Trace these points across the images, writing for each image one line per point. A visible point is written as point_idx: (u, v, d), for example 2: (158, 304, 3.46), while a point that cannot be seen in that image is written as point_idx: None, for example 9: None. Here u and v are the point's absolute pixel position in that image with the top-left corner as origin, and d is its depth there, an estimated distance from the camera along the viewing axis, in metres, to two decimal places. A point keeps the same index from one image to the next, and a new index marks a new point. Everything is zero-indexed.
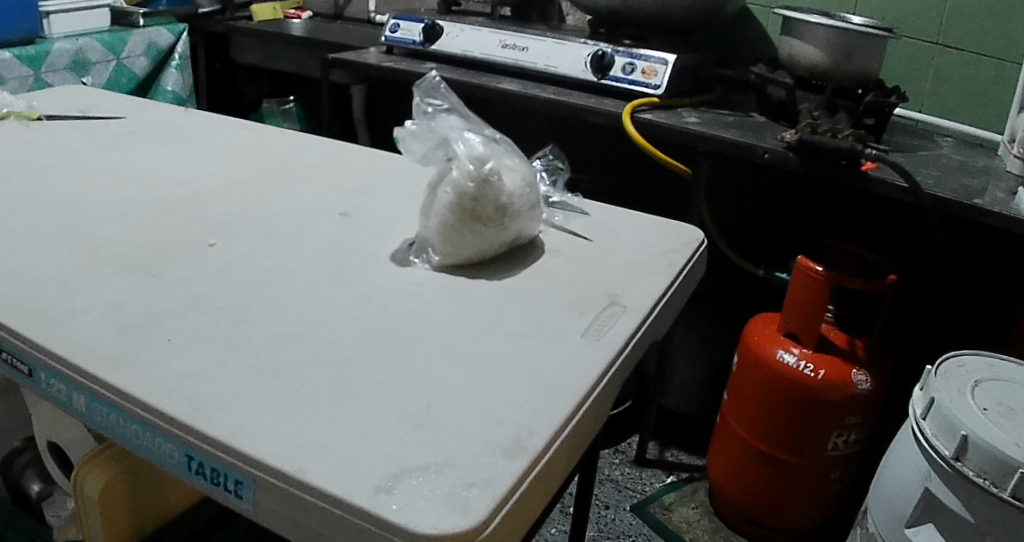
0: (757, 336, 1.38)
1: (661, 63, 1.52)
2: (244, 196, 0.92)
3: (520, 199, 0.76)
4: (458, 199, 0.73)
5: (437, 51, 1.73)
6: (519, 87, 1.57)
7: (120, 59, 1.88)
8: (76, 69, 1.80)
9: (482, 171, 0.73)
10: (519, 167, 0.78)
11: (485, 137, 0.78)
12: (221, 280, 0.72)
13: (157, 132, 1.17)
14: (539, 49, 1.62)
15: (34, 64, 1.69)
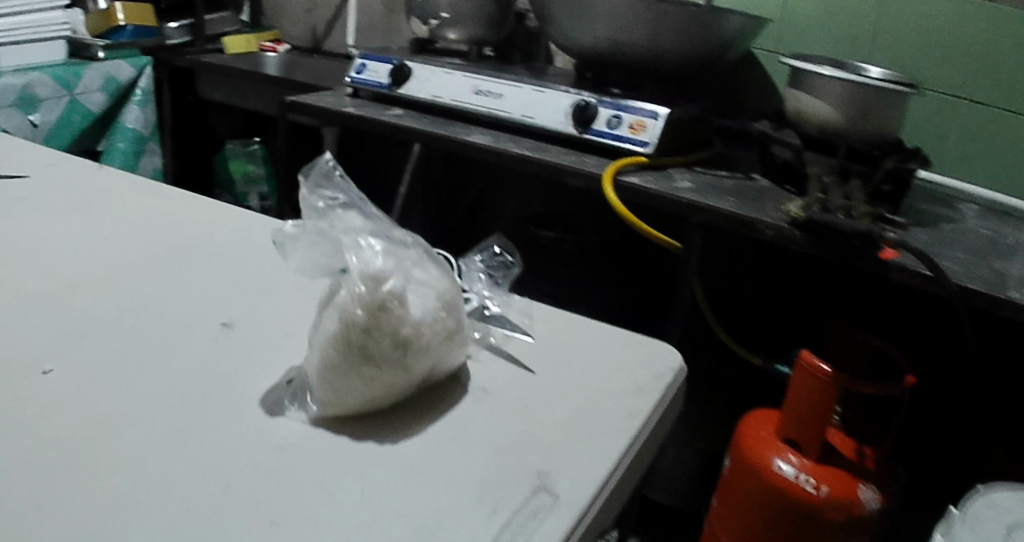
0: (751, 439, 1.20)
1: (652, 117, 1.33)
2: (122, 278, 0.72)
3: (432, 327, 0.57)
4: (344, 331, 0.54)
5: (401, 95, 1.52)
6: (489, 140, 1.39)
7: (74, 95, 1.63)
8: (24, 105, 1.55)
9: (377, 293, 0.54)
10: (436, 280, 0.60)
11: (392, 240, 0.60)
12: (29, 434, 0.53)
13: (40, 188, 0.97)
14: (515, 98, 1.43)
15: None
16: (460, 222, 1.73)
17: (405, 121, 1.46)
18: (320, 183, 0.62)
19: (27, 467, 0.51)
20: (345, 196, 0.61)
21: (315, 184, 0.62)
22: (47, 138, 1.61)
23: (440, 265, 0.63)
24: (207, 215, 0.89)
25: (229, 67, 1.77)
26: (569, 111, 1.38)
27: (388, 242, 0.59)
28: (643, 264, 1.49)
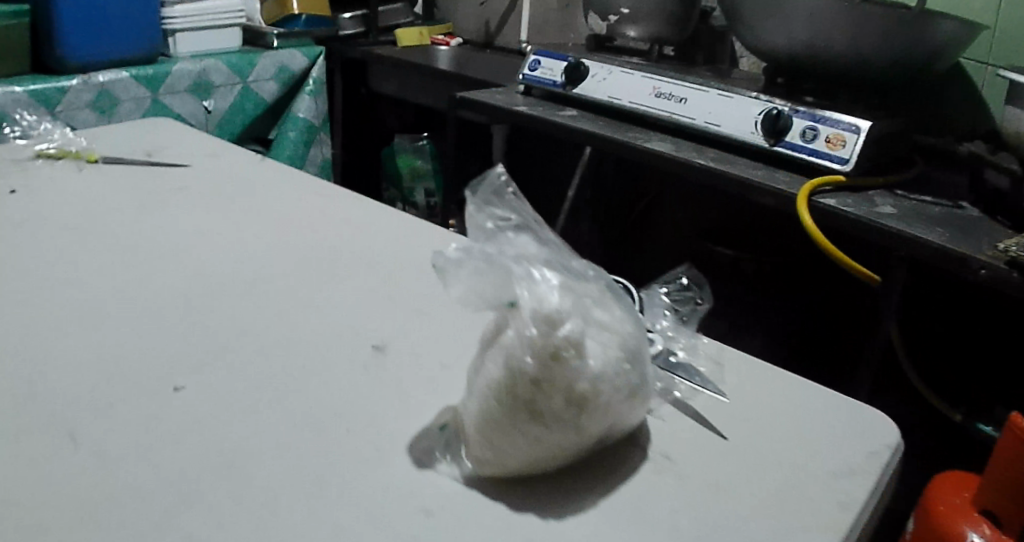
0: (943, 506, 0.91)
1: (851, 130, 1.16)
2: (266, 287, 0.68)
3: (613, 382, 0.47)
4: (509, 380, 0.46)
5: (578, 96, 1.43)
6: (672, 148, 1.26)
7: (247, 83, 1.66)
8: (197, 92, 1.59)
9: (552, 338, 0.45)
10: (621, 324, 0.50)
11: (568, 274, 0.50)
12: (153, 461, 0.49)
13: (211, 188, 0.96)
14: (699, 103, 1.30)
15: (153, 85, 1.51)
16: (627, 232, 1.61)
17: (582, 123, 1.37)
18: (489, 201, 0.53)
19: (146, 503, 0.47)
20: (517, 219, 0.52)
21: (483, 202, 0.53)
22: (219, 125, 1.65)
23: (625, 304, 0.53)
24: (361, 223, 0.84)
25: (399, 59, 1.74)
26: (759, 120, 1.24)
27: (564, 276, 0.50)
28: (833, 294, 1.32)
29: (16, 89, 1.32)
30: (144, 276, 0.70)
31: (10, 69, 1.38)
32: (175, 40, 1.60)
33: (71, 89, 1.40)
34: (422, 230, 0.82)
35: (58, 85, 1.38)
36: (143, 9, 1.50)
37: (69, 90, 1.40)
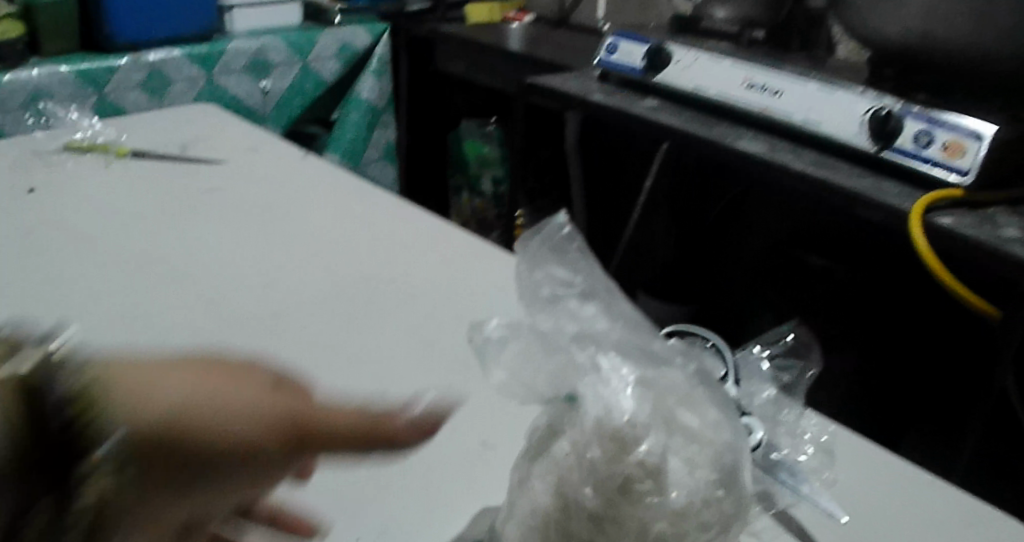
0: None
1: (974, 135, 0.87)
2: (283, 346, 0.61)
3: (698, 517, 0.35)
4: (561, 517, 0.36)
5: (660, 84, 1.18)
6: (765, 147, 1.01)
7: (307, 62, 1.57)
8: (255, 71, 1.50)
9: (621, 462, 0.34)
10: (713, 427, 0.37)
11: (645, 361, 0.39)
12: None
13: (246, 192, 0.89)
14: (796, 97, 1.03)
15: (209, 64, 1.43)
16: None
17: (659, 114, 1.13)
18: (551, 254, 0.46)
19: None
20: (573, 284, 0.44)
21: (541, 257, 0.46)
22: (277, 107, 1.56)
23: (717, 394, 0.40)
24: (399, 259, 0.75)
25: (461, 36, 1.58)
26: (866, 121, 0.96)
27: (641, 367, 0.38)
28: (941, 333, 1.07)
29: (62, 69, 1.26)
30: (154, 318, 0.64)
31: (64, 46, 1.32)
32: (231, 16, 1.52)
33: (123, 69, 1.32)
34: (469, 268, 0.73)
35: (109, 64, 1.31)
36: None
37: (121, 70, 1.32)
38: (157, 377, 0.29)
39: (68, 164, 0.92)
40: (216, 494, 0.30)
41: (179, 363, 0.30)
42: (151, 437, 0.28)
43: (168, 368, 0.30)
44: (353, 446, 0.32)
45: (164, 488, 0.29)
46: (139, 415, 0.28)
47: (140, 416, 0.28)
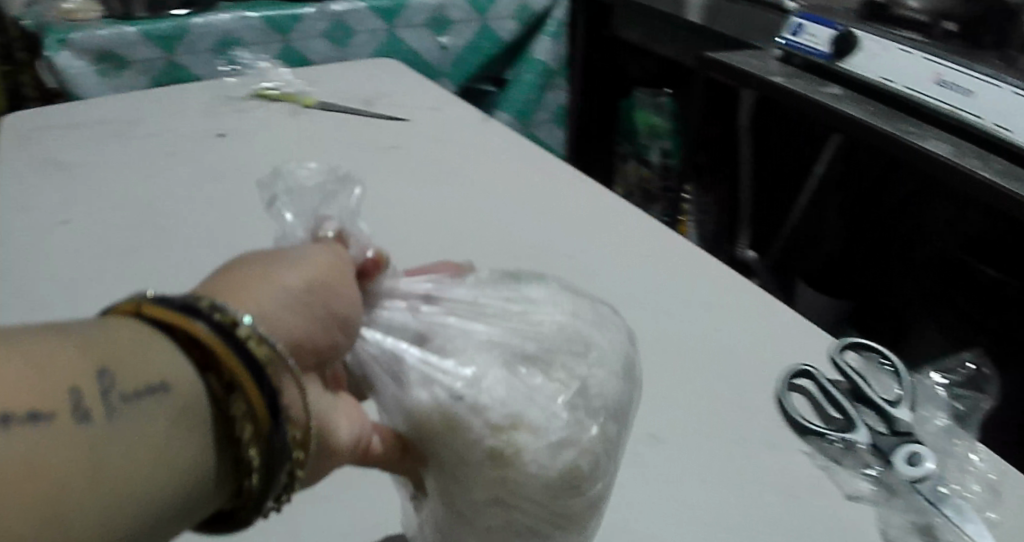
0: None
1: None
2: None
3: (588, 402, 0.40)
4: (466, 519, 0.41)
5: (839, 68, 0.97)
6: (950, 150, 0.82)
7: (484, 20, 1.39)
8: (434, 27, 1.35)
9: (480, 434, 0.38)
10: (576, 347, 0.42)
11: (477, 306, 0.42)
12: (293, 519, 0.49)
13: (422, 149, 0.93)
14: (991, 98, 0.82)
15: (389, 16, 1.29)
16: (858, 242, 1.22)
17: (841, 100, 0.93)
18: (283, 179, 0.45)
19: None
20: (317, 205, 0.43)
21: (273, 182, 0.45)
22: (455, 61, 1.40)
23: (577, 304, 0.44)
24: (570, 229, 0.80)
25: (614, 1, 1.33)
26: None
27: (473, 317, 0.41)
28: None
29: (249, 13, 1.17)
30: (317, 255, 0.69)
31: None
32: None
33: (307, 17, 1.22)
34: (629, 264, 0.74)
35: (292, 12, 1.21)
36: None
37: (303, 18, 1.22)
38: (275, 269, 0.34)
39: (262, 109, 1.00)
40: (347, 325, 0.35)
41: (278, 259, 0.34)
42: (262, 302, 0.32)
43: (238, 270, 0.33)
44: (353, 328, 0.36)
45: (322, 345, 0.34)
46: (250, 294, 0.32)
47: (267, 300, 0.32)
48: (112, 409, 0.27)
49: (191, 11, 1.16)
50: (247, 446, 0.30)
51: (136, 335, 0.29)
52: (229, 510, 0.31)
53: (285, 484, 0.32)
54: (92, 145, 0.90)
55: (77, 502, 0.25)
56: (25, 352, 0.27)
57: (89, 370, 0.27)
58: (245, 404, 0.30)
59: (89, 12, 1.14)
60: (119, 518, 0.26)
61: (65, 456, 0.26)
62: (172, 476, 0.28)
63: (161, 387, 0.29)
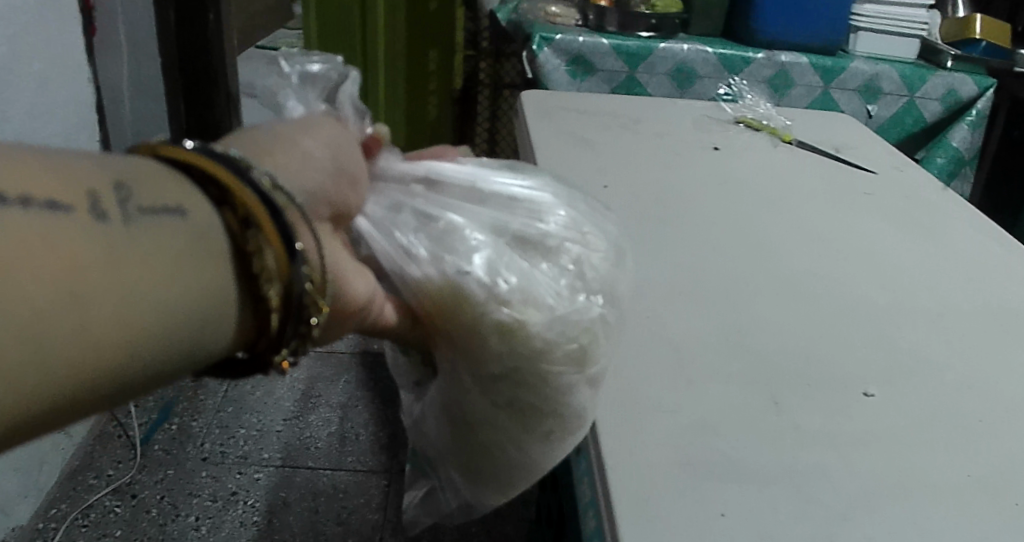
0: None
1: None
2: (909, 327, 0.61)
3: (580, 273, 0.41)
4: (465, 401, 0.42)
5: None
6: None
7: (912, 97, 1.25)
8: (864, 95, 1.25)
9: (489, 309, 0.38)
10: (572, 230, 0.41)
11: (475, 190, 0.42)
12: (754, 450, 0.47)
13: (895, 204, 0.87)
14: None
15: (827, 75, 1.24)
16: None
17: None
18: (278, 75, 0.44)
19: (768, 534, 0.42)
20: (319, 95, 0.43)
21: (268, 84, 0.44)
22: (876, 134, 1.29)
23: (567, 192, 0.44)
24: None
25: None
26: None
27: (466, 195, 0.41)
28: None
29: (707, 47, 1.25)
30: (767, 258, 0.70)
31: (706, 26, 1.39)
32: (854, 37, 1.28)
33: (755, 61, 1.25)
34: None
35: (745, 54, 1.25)
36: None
37: (753, 61, 1.25)
38: (284, 132, 0.35)
39: (743, 134, 1.07)
40: (354, 174, 0.36)
41: (289, 123, 0.36)
42: (251, 146, 0.34)
43: (261, 134, 0.34)
44: (357, 184, 0.37)
45: (331, 192, 0.35)
46: (273, 152, 0.33)
47: (282, 156, 0.33)
48: (130, 216, 0.28)
49: (655, 36, 1.30)
50: (266, 284, 0.31)
51: (170, 175, 0.31)
52: (242, 358, 0.32)
53: (303, 332, 0.32)
54: (606, 130, 1.03)
55: (117, 311, 0.27)
56: (68, 176, 0.28)
57: (111, 185, 0.29)
58: (262, 239, 0.30)
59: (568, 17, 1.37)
60: (152, 336, 0.28)
61: (101, 251, 0.27)
62: (196, 308, 0.29)
63: (176, 211, 0.29)
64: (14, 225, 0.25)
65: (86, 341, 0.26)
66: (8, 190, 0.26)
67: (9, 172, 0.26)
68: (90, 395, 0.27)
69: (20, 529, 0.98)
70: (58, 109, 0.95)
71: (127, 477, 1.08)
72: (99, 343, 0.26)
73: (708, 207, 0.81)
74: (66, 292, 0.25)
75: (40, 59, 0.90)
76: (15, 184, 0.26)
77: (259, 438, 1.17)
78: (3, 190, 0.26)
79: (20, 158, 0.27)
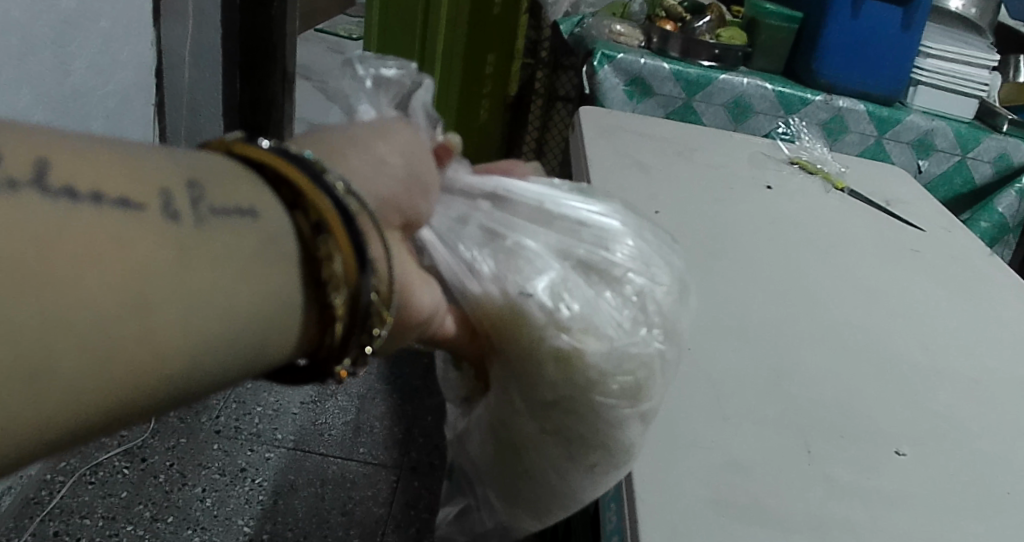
0: None
1: None
2: (944, 392, 0.61)
3: (641, 307, 0.41)
4: (514, 422, 0.43)
5: None
6: None
7: (964, 157, 1.24)
8: (917, 150, 1.25)
9: (549, 334, 0.40)
10: (638, 262, 0.42)
11: (543, 210, 0.42)
12: (781, 495, 0.48)
13: (941, 264, 0.87)
14: None
15: (882, 126, 1.24)
16: None
17: None
18: (350, 76, 0.45)
19: None
20: (391, 101, 0.44)
21: (340, 87, 0.44)
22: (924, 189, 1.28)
23: (636, 220, 0.45)
24: None
25: None
26: None
27: (533, 215, 0.42)
28: None
29: (766, 84, 1.25)
30: (809, 304, 0.70)
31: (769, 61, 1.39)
32: (914, 90, 1.27)
33: (813, 103, 1.24)
34: None
35: (803, 94, 1.25)
36: (916, 37, 1.21)
37: (811, 103, 1.25)
38: (358, 138, 0.36)
39: (797, 177, 1.07)
40: (427, 182, 0.37)
41: (363, 127, 0.36)
42: (320, 148, 0.35)
43: (335, 137, 0.35)
44: (428, 193, 0.38)
45: (402, 201, 0.36)
46: (344, 152, 0.35)
47: (356, 167, 0.35)
48: (200, 215, 0.30)
49: (716, 66, 1.30)
50: (333, 291, 0.32)
51: (239, 172, 0.33)
52: (302, 365, 0.34)
53: (365, 341, 0.33)
54: (661, 155, 1.04)
55: (176, 307, 0.28)
56: (138, 172, 0.30)
57: (181, 182, 0.30)
58: (332, 245, 0.32)
59: (631, 37, 1.37)
60: (205, 336, 0.29)
61: (164, 245, 0.28)
62: (251, 308, 0.30)
63: (247, 212, 0.31)
64: (82, 220, 0.27)
65: (148, 342, 0.27)
66: (80, 184, 0.27)
67: (81, 166, 0.28)
68: (140, 391, 0.28)
69: (28, 478, 1.02)
70: (119, 69, 0.98)
71: (138, 440, 1.11)
72: (153, 337, 0.28)
73: (753, 246, 0.81)
74: (126, 287, 0.27)
75: (108, 19, 0.93)
76: (85, 178, 0.28)
77: (274, 418, 1.19)
78: (75, 184, 0.27)
79: (93, 153, 0.29)
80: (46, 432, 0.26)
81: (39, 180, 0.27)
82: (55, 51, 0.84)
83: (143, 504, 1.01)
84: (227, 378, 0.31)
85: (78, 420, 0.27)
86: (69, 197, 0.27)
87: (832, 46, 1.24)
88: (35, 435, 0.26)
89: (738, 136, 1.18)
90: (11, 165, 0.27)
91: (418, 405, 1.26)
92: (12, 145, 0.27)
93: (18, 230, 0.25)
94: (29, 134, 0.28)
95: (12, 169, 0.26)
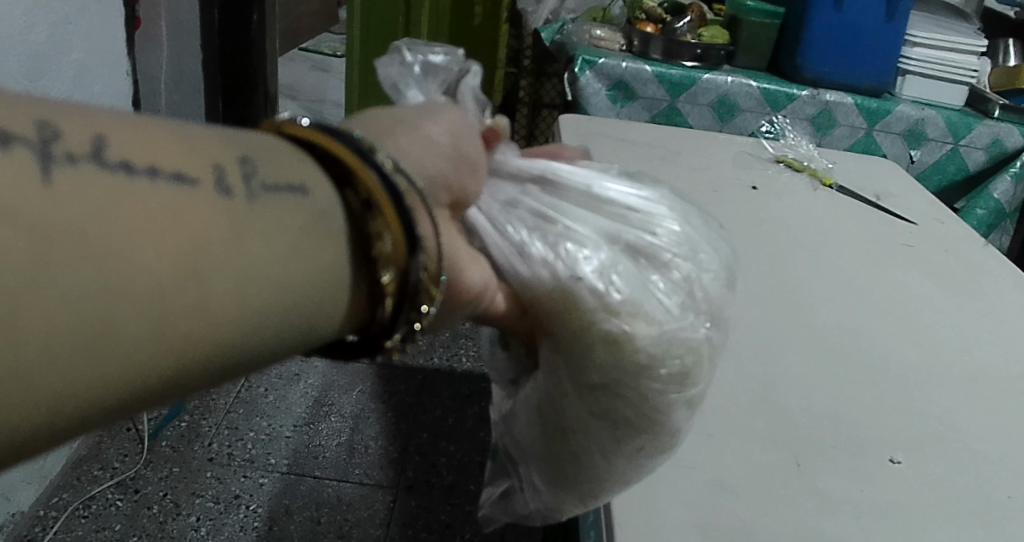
0: None
1: None
2: (939, 394, 0.59)
3: (690, 294, 0.42)
4: (562, 403, 0.43)
5: None
6: None
7: (957, 145, 1.24)
8: (908, 140, 1.25)
9: (599, 318, 0.40)
10: (683, 248, 0.42)
11: (591, 196, 0.42)
12: (767, 514, 0.46)
13: (934, 258, 0.86)
14: None
15: (871, 118, 1.24)
16: None
17: None
18: (398, 63, 0.44)
19: None
20: (439, 88, 0.43)
21: (387, 73, 0.44)
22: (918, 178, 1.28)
23: (683, 207, 0.45)
24: None
25: None
26: None
27: (581, 199, 0.42)
28: None
29: (752, 81, 1.25)
30: (801, 307, 0.69)
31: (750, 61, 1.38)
32: (902, 80, 1.27)
33: (800, 98, 1.24)
34: None
35: (790, 90, 1.25)
36: (901, 25, 1.21)
37: (797, 98, 1.25)
38: (409, 120, 0.36)
39: (783, 176, 1.06)
40: (473, 160, 0.37)
41: (412, 109, 0.37)
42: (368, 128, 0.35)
43: (386, 120, 0.36)
44: (475, 171, 0.38)
45: (453, 181, 0.36)
46: (395, 134, 0.35)
47: (411, 147, 0.35)
48: (252, 191, 0.29)
49: (699, 65, 1.30)
50: (382, 269, 0.32)
51: (287, 148, 0.32)
52: (351, 341, 0.33)
53: (413, 318, 0.33)
54: (644, 161, 1.03)
55: (231, 283, 0.28)
56: (191, 144, 0.29)
57: (233, 156, 0.30)
58: (382, 224, 0.32)
59: (612, 42, 1.37)
60: (252, 313, 0.29)
61: (217, 219, 0.28)
62: (300, 284, 0.30)
63: (298, 189, 0.31)
64: (138, 195, 0.26)
65: (204, 311, 0.27)
66: (136, 160, 0.27)
67: (136, 140, 0.27)
68: (193, 367, 0.28)
69: (20, 515, 0.99)
70: (95, 99, 0.96)
71: (131, 471, 1.08)
72: (207, 311, 0.27)
73: (741, 249, 0.80)
74: (184, 262, 0.26)
75: (80, 49, 0.90)
76: (139, 152, 0.27)
77: (268, 442, 1.17)
78: (131, 159, 0.27)
79: (149, 127, 0.28)
80: (91, 410, 0.26)
81: (97, 156, 0.26)
82: (27, 85, 0.82)
83: (137, 537, 0.99)
84: (276, 354, 0.31)
85: (126, 395, 0.27)
86: (125, 171, 0.26)
87: (818, 40, 1.24)
88: (88, 409, 0.26)
89: (722, 137, 1.18)
90: (69, 139, 0.26)
91: (411, 423, 1.24)
92: (68, 120, 0.27)
93: (78, 206, 0.25)
94: (83, 109, 0.28)
95: (70, 144, 0.26)
